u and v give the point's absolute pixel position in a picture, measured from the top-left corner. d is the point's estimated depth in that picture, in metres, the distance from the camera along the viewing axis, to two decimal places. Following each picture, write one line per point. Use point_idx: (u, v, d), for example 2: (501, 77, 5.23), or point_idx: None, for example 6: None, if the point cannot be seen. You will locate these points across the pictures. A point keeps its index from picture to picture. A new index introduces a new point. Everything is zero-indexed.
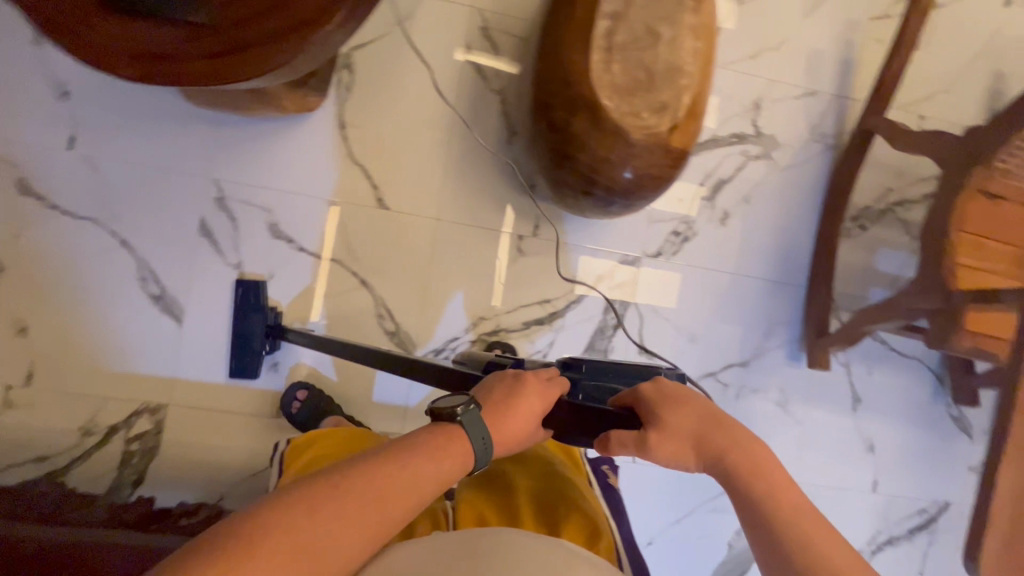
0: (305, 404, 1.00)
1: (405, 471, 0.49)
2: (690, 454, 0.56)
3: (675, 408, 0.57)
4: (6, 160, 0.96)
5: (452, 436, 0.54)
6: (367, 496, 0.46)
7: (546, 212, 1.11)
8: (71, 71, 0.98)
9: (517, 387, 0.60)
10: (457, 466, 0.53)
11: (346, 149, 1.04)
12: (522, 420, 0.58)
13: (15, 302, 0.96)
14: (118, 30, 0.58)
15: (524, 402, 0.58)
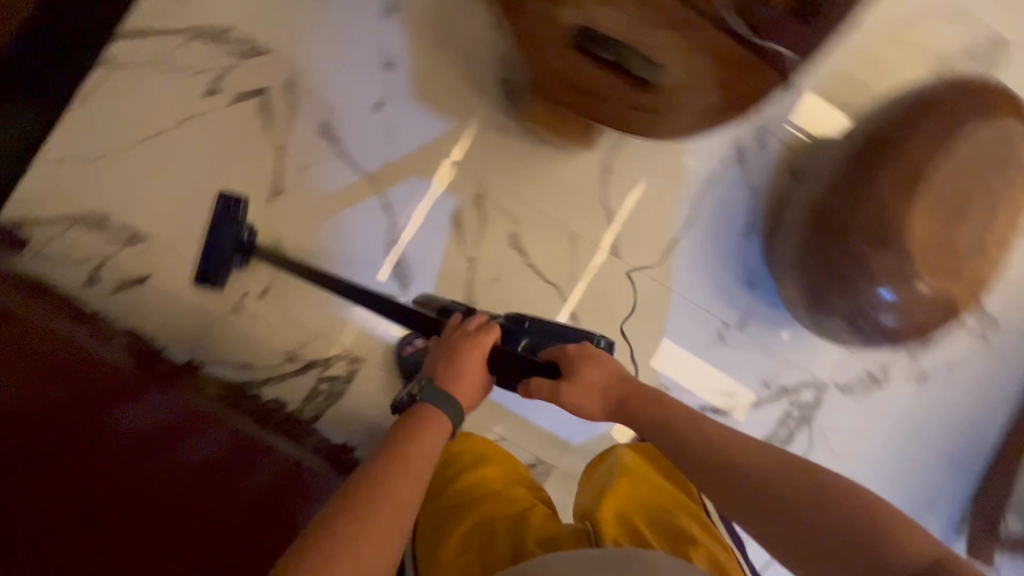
0: (420, 350, 1.06)
1: (395, 460, 0.60)
2: (601, 403, 0.73)
3: (583, 361, 0.72)
4: (321, 103, 1.07)
5: (425, 414, 0.67)
6: (393, 504, 0.55)
7: (756, 311, 1.13)
8: (401, 47, 1.08)
9: (461, 350, 0.73)
10: (439, 429, 0.66)
11: (602, 192, 1.10)
12: (470, 386, 0.72)
13: (281, 224, 1.05)
14: None
15: (465, 361, 0.72)
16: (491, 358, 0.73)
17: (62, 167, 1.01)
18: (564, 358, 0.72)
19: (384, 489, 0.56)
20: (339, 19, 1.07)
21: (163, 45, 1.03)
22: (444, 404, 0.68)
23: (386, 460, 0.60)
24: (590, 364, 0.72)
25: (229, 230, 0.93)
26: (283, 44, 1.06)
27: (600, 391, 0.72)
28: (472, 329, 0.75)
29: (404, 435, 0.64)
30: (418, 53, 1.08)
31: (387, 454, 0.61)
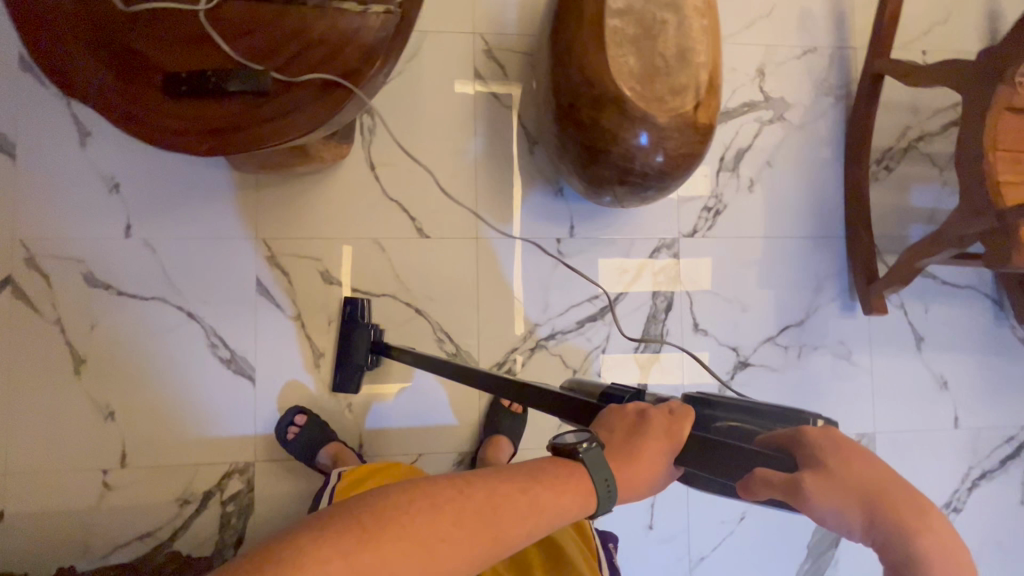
0: (303, 429, 1.01)
1: (541, 495, 0.45)
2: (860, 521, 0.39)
3: (847, 456, 0.41)
4: (73, 258, 1.02)
5: (571, 468, 0.47)
6: (477, 512, 0.42)
7: (578, 212, 1.14)
8: (116, 164, 1.03)
9: (632, 430, 0.49)
10: (580, 497, 0.46)
11: (380, 188, 1.09)
12: (649, 471, 0.47)
13: (104, 389, 1.01)
14: (181, 109, 0.62)
15: (645, 441, 0.47)
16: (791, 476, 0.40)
17: None
18: (803, 444, 0.42)
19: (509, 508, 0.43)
20: (41, 173, 1.02)
21: None
22: (592, 476, 0.47)
23: (551, 470, 0.47)
24: (860, 460, 0.41)
25: (361, 332, 1.04)
26: (1, 224, 1.01)
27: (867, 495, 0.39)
28: (643, 411, 0.50)
29: (556, 471, 0.47)
30: (137, 160, 1.04)
31: (543, 473, 0.46)
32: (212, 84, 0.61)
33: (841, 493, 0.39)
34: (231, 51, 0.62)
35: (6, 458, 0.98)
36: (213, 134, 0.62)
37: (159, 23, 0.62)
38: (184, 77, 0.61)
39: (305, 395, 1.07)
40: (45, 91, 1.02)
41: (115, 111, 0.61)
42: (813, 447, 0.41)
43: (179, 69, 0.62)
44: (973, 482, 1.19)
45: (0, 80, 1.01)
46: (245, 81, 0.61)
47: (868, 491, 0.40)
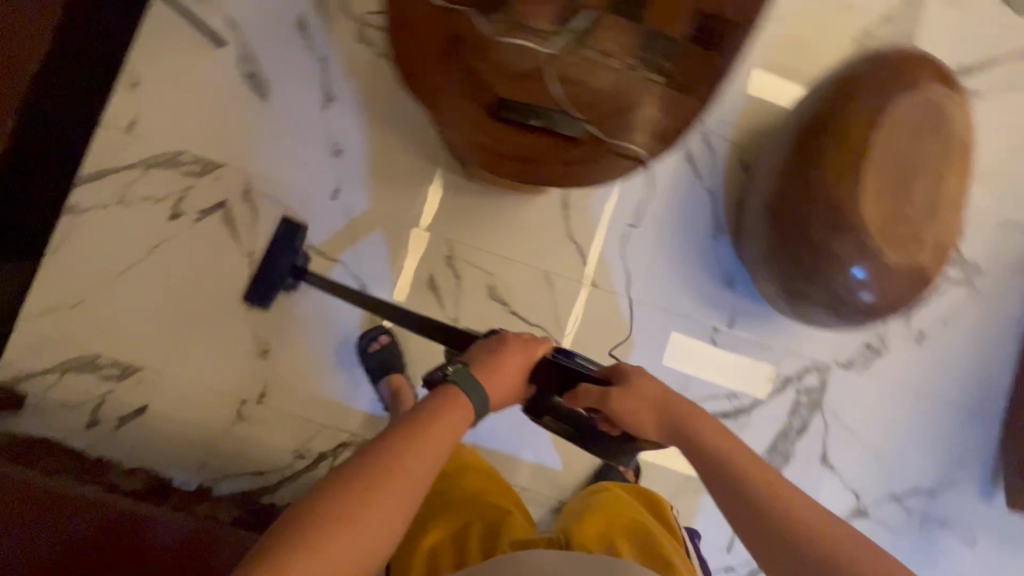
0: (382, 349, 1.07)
1: (428, 441, 0.57)
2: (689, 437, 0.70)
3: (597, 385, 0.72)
4: (281, 202, 1.10)
5: (445, 395, 0.63)
6: (379, 474, 0.52)
7: (741, 308, 1.14)
8: (344, 133, 1.12)
9: (495, 348, 0.72)
10: (453, 421, 0.61)
11: (565, 226, 1.13)
12: (511, 373, 0.70)
13: (267, 327, 1.08)
14: (504, 134, 0.69)
15: (505, 357, 0.71)
16: (591, 388, 0.72)
17: (46, 319, 1.05)
18: (618, 373, 0.74)
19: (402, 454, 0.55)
20: (281, 120, 1.11)
21: (122, 182, 1.08)
22: (465, 394, 0.64)
23: (405, 428, 0.57)
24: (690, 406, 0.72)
25: (287, 257, 1.05)
26: (234, 156, 1.10)
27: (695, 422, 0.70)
28: (489, 340, 0.74)
29: (408, 423, 0.58)
30: (364, 137, 1.11)
31: (408, 428, 0.57)
32: (539, 121, 0.67)
33: (637, 400, 0.71)
34: (558, 98, 0.70)
35: (167, 360, 1.06)
36: (522, 163, 0.70)
37: (505, 52, 0.68)
38: (515, 107, 0.67)
39: None
40: (309, 52, 1.12)
41: (450, 118, 0.69)
42: (620, 377, 0.73)
43: (511, 97, 0.69)
44: None
45: (276, 33, 1.12)
46: (569, 128, 0.68)
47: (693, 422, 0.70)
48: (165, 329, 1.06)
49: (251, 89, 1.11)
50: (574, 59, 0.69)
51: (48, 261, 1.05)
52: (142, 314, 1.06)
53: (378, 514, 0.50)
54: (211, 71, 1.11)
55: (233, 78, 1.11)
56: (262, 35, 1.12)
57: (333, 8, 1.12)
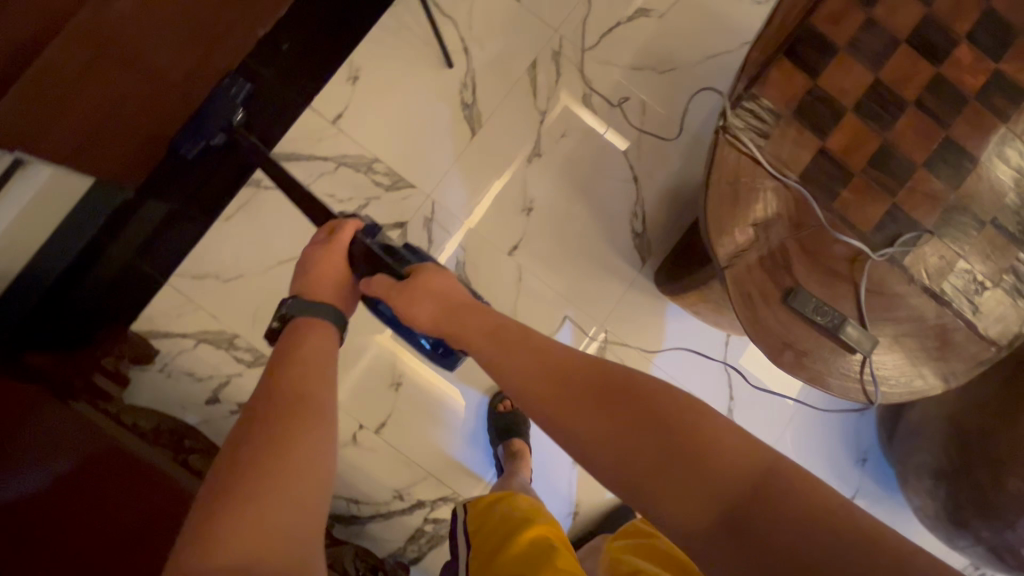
0: (514, 410, 1.06)
1: (296, 368, 0.57)
2: (439, 312, 0.66)
3: (424, 274, 0.69)
4: (459, 241, 1.08)
5: (300, 325, 0.65)
6: (282, 416, 0.51)
7: (866, 488, 1.11)
8: (540, 192, 1.09)
9: (312, 251, 0.73)
10: (325, 339, 0.64)
11: (722, 353, 1.11)
12: (334, 266, 0.71)
13: (406, 361, 1.06)
14: (791, 323, 0.65)
15: (315, 259, 0.71)
16: (389, 284, 0.70)
17: (197, 285, 1.03)
18: (417, 270, 0.70)
19: (298, 394, 0.54)
20: (484, 161, 1.08)
21: (312, 172, 1.05)
22: (319, 314, 0.67)
23: (283, 359, 0.59)
24: (436, 273, 0.69)
25: (225, 106, 0.93)
26: (427, 179, 1.08)
27: (432, 292, 0.68)
28: (329, 231, 0.75)
29: (292, 354, 0.60)
30: (558, 202, 1.09)
31: (287, 354, 0.60)
32: (834, 323, 0.64)
33: (422, 294, 0.67)
34: (860, 304, 0.65)
35: None
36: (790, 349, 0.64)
37: (817, 244, 0.66)
38: (813, 299, 0.64)
39: (543, 476, 1.09)
40: (531, 102, 1.10)
41: (744, 286, 0.64)
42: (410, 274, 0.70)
43: (811, 289, 0.65)
44: None
45: (506, 73, 1.10)
46: (862, 340, 0.64)
47: (450, 296, 0.68)
48: None
49: (464, 119, 1.09)
50: (885, 269, 0.66)
51: (217, 228, 1.03)
52: None
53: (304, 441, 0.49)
54: (432, 91, 1.08)
55: (449, 102, 1.08)
56: (490, 69, 1.09)
57: (568, 67, 1.11)
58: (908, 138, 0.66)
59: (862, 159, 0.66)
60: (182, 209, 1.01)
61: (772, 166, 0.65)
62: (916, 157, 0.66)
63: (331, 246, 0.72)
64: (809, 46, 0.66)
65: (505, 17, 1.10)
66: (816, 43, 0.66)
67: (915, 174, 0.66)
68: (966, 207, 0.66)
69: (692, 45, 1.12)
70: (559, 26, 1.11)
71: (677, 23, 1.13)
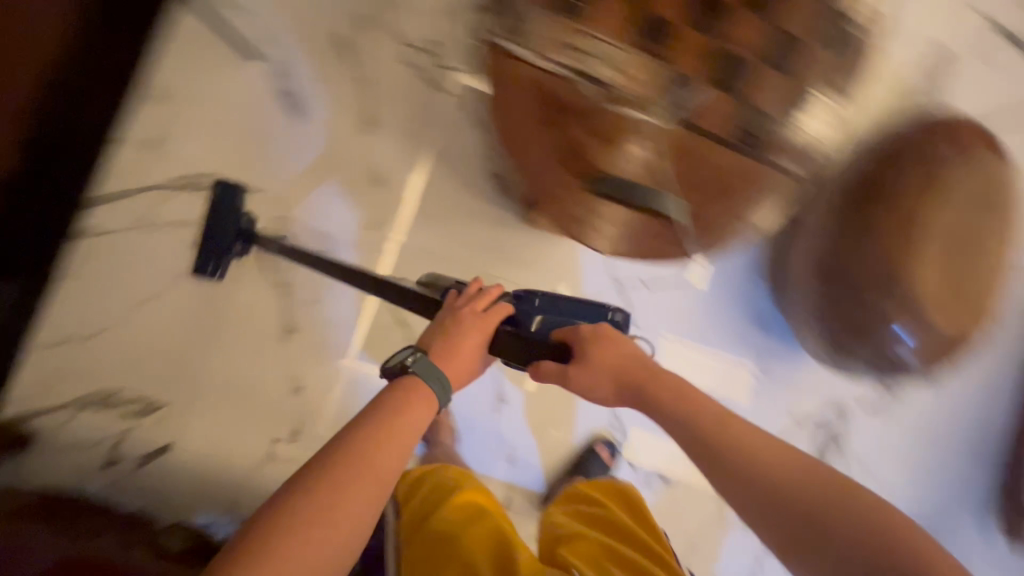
0: None
1: (378, 436, 0.59)
2: (608, 382, 0.71)
3: (599, 346, 0.69)
4: (319, 231, 1.05)
5: (411, 388, 0.65)
6: (334, 485, 0.53)
7: (774, 351, 1.16)
8: (387, 161, 1.07)
9: (460, 329, 0.70)
10: (424, 412, 0.65)
11: (608, 266, 1.12)
12: (466, 352, 0.69)
13: (302, 365, 1.04)
14: (596, 206, 0.67)
15: (463, 341, 0.69)
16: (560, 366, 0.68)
17: (56, 354, 0.97)
18: (575, 339, 0.69)
19: (353, 459, 0.56)
20: (321, 145, 1.05)
21: (142, 204, 1.00)
22: (428, 383, 0.66)
23: (388, 411, 0.62)
24: (614, 339, 0.70)
25: (236, 218, 0.97)
26: (265, 178, 1.03)
27: (609, 369, 0.70)
28: (473, 294, 0.74)
29: (381, 417, 0.61)
30: (407, 165, 1.07)
31: (382, 415, 0.61)
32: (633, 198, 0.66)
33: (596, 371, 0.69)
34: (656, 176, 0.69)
35: (192, 396, 1.00)
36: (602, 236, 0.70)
37: (605, 129, 0.68)
38: (611, 180, 0.67)
39: (470, 433, 1.08)
40: (351, 73, 1.06)
41: None
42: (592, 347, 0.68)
43: (607, 170, 0.67)
44: None
45: (313, 49, 1.05)
46: (663, 206, 0.67)
47: (619, 366, 0.70)
48: (189, 362, 1.00)
49: (285, 108, 1.04)
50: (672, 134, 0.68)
51: (59, 290, 0.97)
52: (165, 347, 1.00)
53: (351, 498, 0.53)
54: (245, 87, 1.03)
55: (264, 95, 1.04)
56: (297, 51, 1.05)
57: (375, 26, 1.07)
58: None
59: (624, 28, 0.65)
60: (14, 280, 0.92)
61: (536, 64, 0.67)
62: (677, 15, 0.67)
63: (483, 331, 0.70)
64: None
65: None
66: None
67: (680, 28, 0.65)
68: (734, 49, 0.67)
69: None
70: None
71: None
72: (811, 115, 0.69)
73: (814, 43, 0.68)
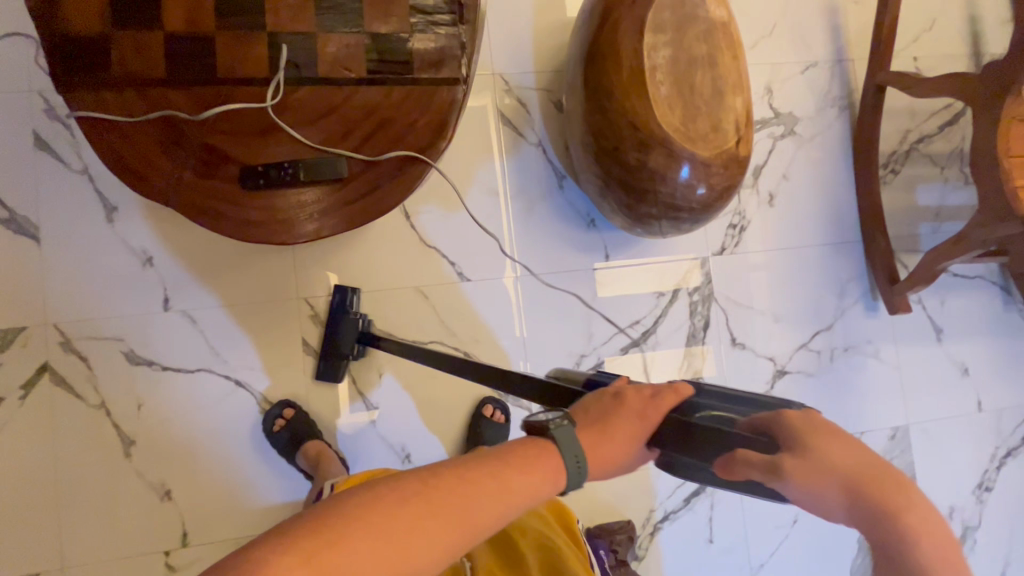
0: (287, 424, 1.01)
1: (500, 484, 0.43)
2: (836, 497, 0.38)
3: (832, 444, 0.39)
4: (111, 336, 0.99)
5: (535, 452, 0.46)
6: (398, 521, 0.39)
7: (611, 240, 1.16)
8: (147, 238, 1.01)
9: (615, 409, 0.47)
10: (549, 486, 0.45)
11: (416, 235, 1.09)
12: (620, 443, 0.46)
13: (157, 470, 0.99)
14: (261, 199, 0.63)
15: (617, 425, 0.46)
16: (768, 464, 0.38)
17: None
18: (785, 429, 0.40)
19: (450, 495, 0.42)
20: (69, 253, 0.98)
21: None
22: (562, 455, 0.46)
23: (500, 456, 0.45)
24: (839, 440, 0.40)
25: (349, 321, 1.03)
26: (30, 312, 0.97)
27: (846, 481, 0.39)
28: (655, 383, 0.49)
29: (502, 468, 0.44)
30: (170, 233, 1.02)
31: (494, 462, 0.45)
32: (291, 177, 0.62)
33: (818, 473, 0.38)
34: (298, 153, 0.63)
35: (60, 553, 0.95)
36: (347, 205, 0.67)
37: (228, 115, 0.61)
38: (263, 167, 0.62)
39: (359, 451, 1.06)
40: (67, 171, 1.00)
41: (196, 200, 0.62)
42: (806, 435, 0.39)
43: (250, 160, 0.62)
44: (1003, 460, 1.26)
45: (16, 164, 0.98)
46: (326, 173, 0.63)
47: (851, 474, 0.39)
48: (42, 523, 0.94)
49: (17, 234, 0.97)
50: (301, 97, 0.63)
51: None
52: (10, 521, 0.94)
53: (413, 538, 0.39)
54: None
55: None
56: (2, 172, 0.98)
57: None
58: None
59: (205, 16, 0.61)
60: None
61: (128, 85, 0.60)
62: None
63: (643, 420, 0.46)
64: None
65: None
66: None
67: None
68: None
69: None
70: (31, 84, 0.99)
71: None
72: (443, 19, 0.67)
73: None
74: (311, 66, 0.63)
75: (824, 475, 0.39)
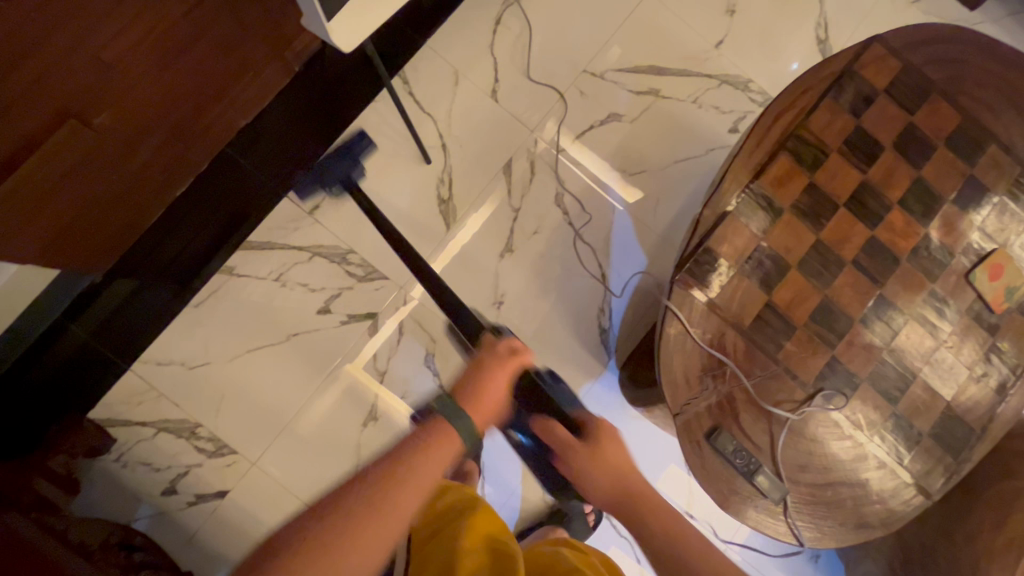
0: None
1: (414, 464, 0.53)
2: (608, 481, 0.68)
3: (614, 440, 0.70)
4: (428, 334, 1.10)
5: (436, 429, 0.57)
6: (357, 517, 0.47)
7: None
8: (512, 286, 1.12)
9: (485, 367, 0.67)
10: (450, 452, 0.56)
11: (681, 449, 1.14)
12: (496, 398, 0.64)
13: (370, 454, 1.06)
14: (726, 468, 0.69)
15: (490, 381, 0.65)
16: (570, 439, 0.71)
17: (161, 371, 1.01)
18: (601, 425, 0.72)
19: (391, 501, 0.49)
20: (457, 252, 1.11)
21: (289, 260, 1.07)
22: (455, 425, 0.58)
23: (415, 443, 0.56)
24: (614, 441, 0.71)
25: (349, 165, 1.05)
26: (401, 271, 1.10)
27: (609, 463, 0.69)
28: (506, 350, 0.69)
29: (413, 454, 0.54)
30: (528, 295, 1.12)
31: (390, 457, 0.53)
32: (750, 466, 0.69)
33: (599, 461, 0.69)
34: (780, 453, 0.70)
35: (262, 453, 1.03)
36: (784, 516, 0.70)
37: (757, 395, 0.70)
38: (731, 440, 0.69)
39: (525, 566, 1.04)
40: (506, 199, 1.13)
41: (693, 429, 0.69)
42: (591, 435, 0.71)
43: (749, 433, 0.70)
44: None
45: (481, 168, 1.13)
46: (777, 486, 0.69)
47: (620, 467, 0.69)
48: (273, 418, 1.04)
49: (440, 213, 1.11)
50: (811, 418, 0.71)
51: (186, 315, 1.03)
52: (257, 398, 1.04)
53: (373, 535, 0.46)
54: (411, 184, 1.11)
55: (425, 198, 1.11)
56: (468, 166, 1.13)
57: (544, 167, 1.15)
58: (847, 295, 0.71)
59: (801, 313, 0.71)
60: (146, 285, 1.02)
61: (718, 312, 0.70)
62: (853, 312, 0.71)
63: (505, 369, 0.67)
64: (758, 204, 0.71)
65: (483, 116, 1.14)
66: (763, 202, 0.71)
67: (852, 329, 0.71)
68: (893, 358, 0.72)
69: (661, 150, 1.18)
70: (534, 128, 1.16)
71: (647, 128, 1.19)
72: (955, 439, 0.72)
73: (970, 375, 0.73)
74: (842, 403, 0.71)
75: (606, 462, 0.69)
